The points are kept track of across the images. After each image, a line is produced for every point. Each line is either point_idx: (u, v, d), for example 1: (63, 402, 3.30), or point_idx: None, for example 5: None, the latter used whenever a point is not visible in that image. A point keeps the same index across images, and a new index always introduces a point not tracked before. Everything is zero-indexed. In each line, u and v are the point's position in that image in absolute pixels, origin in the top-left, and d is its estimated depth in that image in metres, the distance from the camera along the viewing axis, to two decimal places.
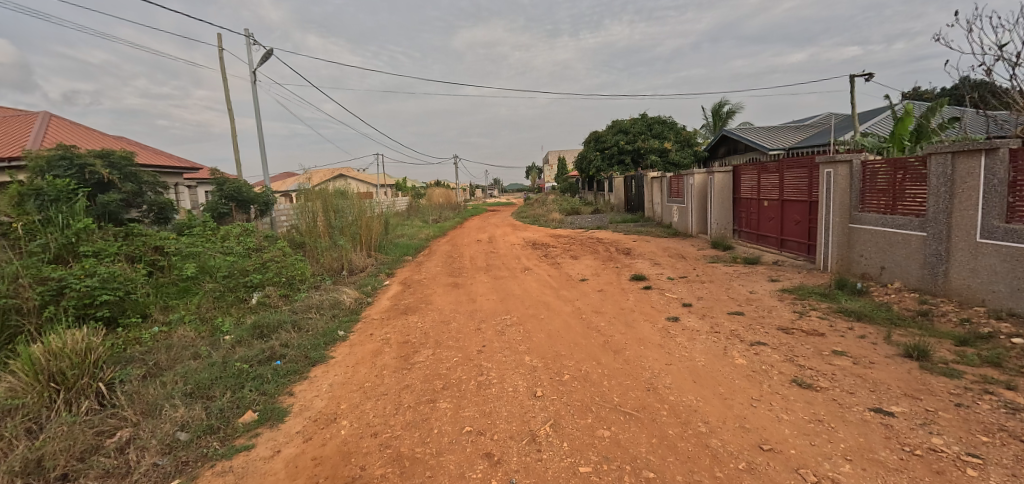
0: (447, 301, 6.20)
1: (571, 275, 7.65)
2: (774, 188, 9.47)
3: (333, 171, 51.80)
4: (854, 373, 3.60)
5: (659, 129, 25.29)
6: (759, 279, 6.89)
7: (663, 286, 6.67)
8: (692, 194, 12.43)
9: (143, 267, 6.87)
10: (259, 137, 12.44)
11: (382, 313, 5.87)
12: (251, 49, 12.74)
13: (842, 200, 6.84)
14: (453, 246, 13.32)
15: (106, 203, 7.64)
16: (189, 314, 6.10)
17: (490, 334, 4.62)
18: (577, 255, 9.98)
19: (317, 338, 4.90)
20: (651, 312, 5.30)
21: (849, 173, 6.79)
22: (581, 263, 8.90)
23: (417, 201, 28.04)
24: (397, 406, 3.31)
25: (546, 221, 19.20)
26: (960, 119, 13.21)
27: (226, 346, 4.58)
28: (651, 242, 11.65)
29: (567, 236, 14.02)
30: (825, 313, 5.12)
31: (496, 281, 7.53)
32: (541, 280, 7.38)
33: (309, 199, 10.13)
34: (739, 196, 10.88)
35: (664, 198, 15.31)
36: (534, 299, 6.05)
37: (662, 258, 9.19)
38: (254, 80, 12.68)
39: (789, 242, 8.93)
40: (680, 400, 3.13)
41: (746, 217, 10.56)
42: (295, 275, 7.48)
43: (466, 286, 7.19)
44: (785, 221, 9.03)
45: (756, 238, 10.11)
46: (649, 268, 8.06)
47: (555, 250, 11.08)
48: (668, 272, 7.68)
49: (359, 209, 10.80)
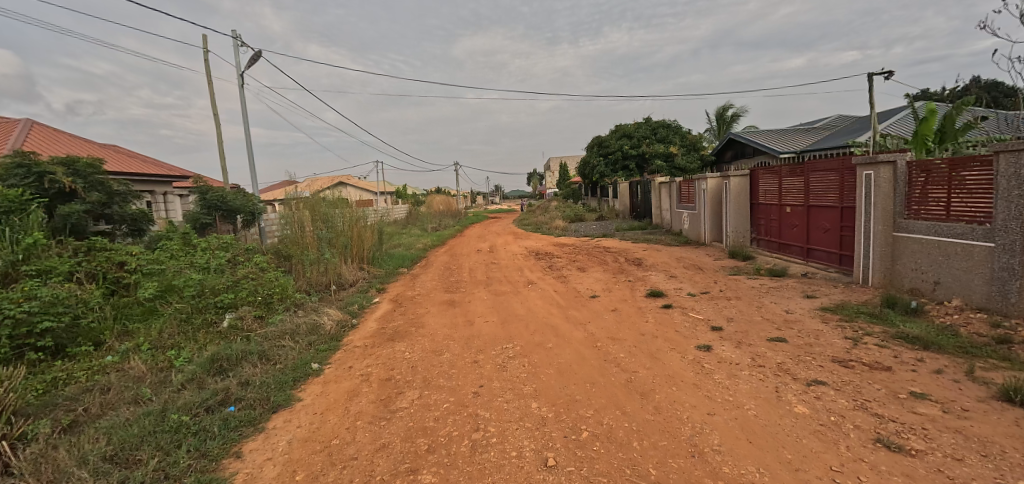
0: (440, 324, 5.46)
1: (580, 291, 6.91)
2: (798, 193, 8.72)
3: (333, 178, 51.20)
4: (950, 428, 2.84)
5: (664, 133, 24.69)
6: (792, 295, 6.13)
7: (686, 304, 5.92)
8: (705, 200, 11.69)
9: (102, 287, 6.14)
10: (247, 144, 11.80)
11: (366, 338, 5.12)
12: (238, 51, 12.11)
13: (884, 205, 6.08)
14: (452, 256, 12.59)
15: (66, 214, 6.94)
16: (147, 341, 5.37)
17: (489, 370, 3.87)
18: (585, 267, 9.23)
19: (284, 373, 4.14)
20: (679, 338, 4.56)
21: (893, 176, 6.03)
22: (590, 276, 8.16)
23: (417, 209, 27.40)
24: (368, 478, 2.55)
25: (548, 229, 18.46)
26: (986, 119, 12.51)
27: (173, 387, 3.84)
28: (663, 251, 10.89)
29: (573, 245, 13.27)
30: (884, 341, 4.35)
31: (497, 299, 6.78)
32: (547, 297, 6.63)
33: (296, 208, 9.41)
34: (757, 202, 10.14)
35: (673, 204, 14.57)
36: (540, 321, 5.31)
37: (677, 270, 8.44)
38: (241, 83, 12.04)
39: (817, 251, 8.18)
40: (739, 474, 2.38)
41: (766, 224, 9.82)
42: (273, 294, 6.73)
43: (462, 304, 6.45)
44: (812, 229, 8.28)
45: (778, 248, 9.36)
46: (667, 282, 7.31)
47: (559, 261, 10.33)
48: (687, 287, 6.93)
49: (350, 218, 10.08)
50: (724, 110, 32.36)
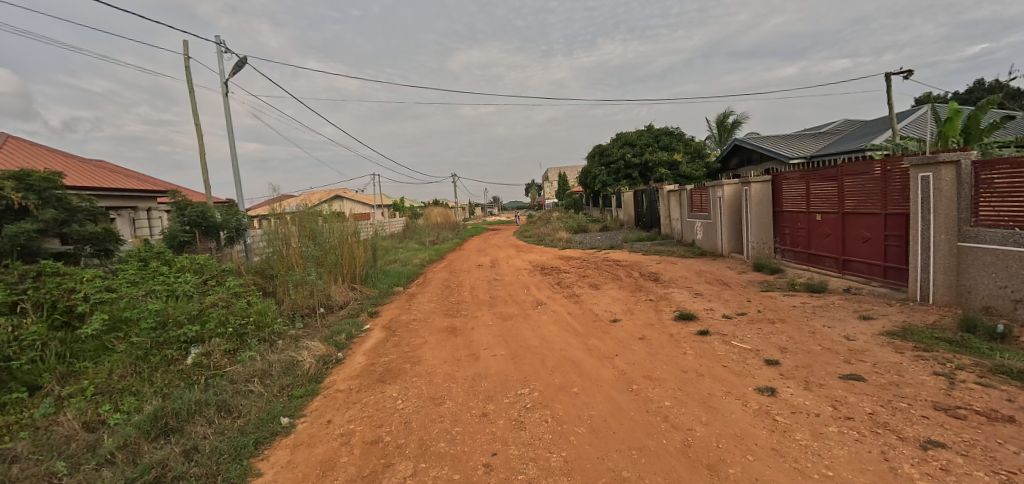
0: (440, 358, 4.62)
1: (598, 314, 6.09)
2: (829, 200, 7.99)
3: (329, 192, 50.45)
4: None
5: (666, 141, 24.08)
6: (844, 317, 5.33)
7: (725, 329, 5.11)
8: (721, 209, 10.95)
9: (48, 319, 5.29)
10: (231, 155, 11.06)
11: (352, 379, 4.28)
12: (222, 57, 11.41)
13: (947, 211, 5.32)
14: (452, 272, 11.75)
15: (14, 234, 6.13)
16: (91, 386, 4.51)
17: (503, 429, 3.04)
18: (598, 284, 8.42)
19: (245, 435, 3.30)
20: (730, 378, 3.75)
21: (957, 177, 5.27)
22: (606, 294, 7.34)
23: (415, 222, 26.58)
24: None
25: (551, 241, 17.67)
26: (1012, 119, 11.90)
27: (96, 461, 2.99)
28: (679, 265, 10.10)
29: (580, 258, 12.46)
30: (985, 378, 3.55)
31: (505, 323, 5.96)
32: (561, 322, 5.81)
33: (281, 223, 8.61)
34: (780, 209, 9.41)
35: (684, 213, 13.82)
36: (558, 353, 4.49)
37: (701, 286, 7.64)
38: (225, 91, 11.34)
39: (855, 263, 7.43)
40: None
41: (792, 234, 9.07)
42: (248, 324, 5.88)
43: (465, 331, 5.63)
44: (849, 238, 7.54)
45: (808, 259, 8.60)
46: (695, 301, 6.51)
47: (569, 277, 9.52)
48: (719, 307, 6.13)
49: (341, 233, 9.27)
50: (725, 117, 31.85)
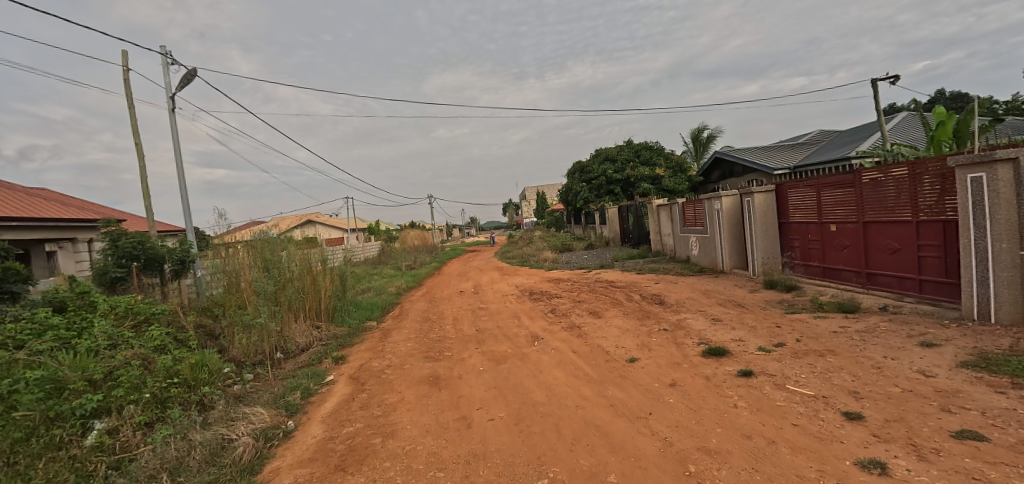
0: (421, 428, 3.54)
1: (609, 351, 5.12)
2: (845, 208, 7.31)
3: (300, 217, 48.41)
4: None
5: (647, 155, 23.72)
6: (903, 345, 4.52)
7: (771, 368, 4.20)
8: (719, 222, 10.24)
9: None
10: (178, 178, 9.81)
11: (301, 467, 3.15)
12: (167, 69, 10.24)
13: (1007, 216, 4.61)
14: (431, 301, 10.63)
15: None
16: None
17: None
18: (598, 311, 7.47)
19: None
20: (813, 446, 2.82)
21: (1015, 176, 4.59)
22: (612, 324, 6.38)
23: (390, 245, 25.26)
24: None
25: (536, 262, 16.70)
26: (999, 123, 11.71)
27: None
28: (681, 284, 9.26)
29: (570, 280, 11.51)
30: None
31: (499, 368, 4.91)
32: (567, 365, 4.80)
33: (229, 254, 7.37)
34: (787, 221, 8.73)
35: (676, 229, 13.10)
36: (574, 414, 3.47)
37: (716, 309, 6.78)
38: (171, 107, 10.14)
39: (882, 277, 6.71)
40: None
41: (802, 247, 8.38)
42: (176, 384, 4.65)
43: (451, 382, 4.56)
44: (873, 250, 6.84)
45: (823, 274, 7.88)
46: (718, 330, 5.61)
47: (563, 303, 8.54)
48: (749, 336, 5.24)
49: (302, 262, 8.10)
50: (700, 132, 31.96)
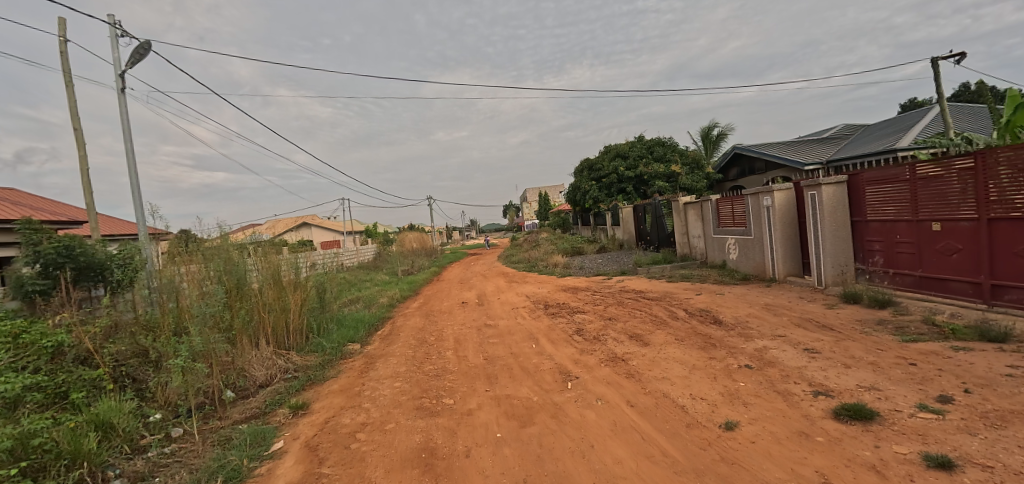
0: None
1: (687, 406, 3.49)
2: (954, 202, 5.68)
3: (297, 220, 46.84)
4: None
5: (661, 152, 22.09)
6: None
7: (973, 452, 2.61)
8: (769, 222, 8.62)
9: None
10: (129, 172, 8.19)
11: None
12: (116, 42, 8.59)
13: None
14: (428, 315, 9.02)
15: None
16: None
17: None
18: (640, 333, 5.86)
19: None
20: None
21: None
22: (669, 356, 4.75)
23: (387, 249, 23.66)
24: None
25: (545, 267, 15.08)
26: None
27: None
28: (731, 297, 7.63)
29: (590, 290, 9.89)
30: None
31: (525, 436, 3.27)
32: (629, 433, 3.17)
33: (167, 263, 5.65)
34: (864, 218, 7.11)
35: (708, 230, 11.49)
36: None
37: (799, 334, 5.17)
38: (120, 87, 8.52)
39: (1017, 292, 5.10)
40: None
41: (887, 251, 6.76)
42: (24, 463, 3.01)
43: (453, 466, 2.93)
44: (1002, 256, 5.22)
45: (923, 285, 6.26)
46: (827, 370, 3.99)
47: (591, 322, 6.89)
48: (882, 382, 3.63)
49: (266, 271, 6.46)
50: (710, 129, 30.38)
